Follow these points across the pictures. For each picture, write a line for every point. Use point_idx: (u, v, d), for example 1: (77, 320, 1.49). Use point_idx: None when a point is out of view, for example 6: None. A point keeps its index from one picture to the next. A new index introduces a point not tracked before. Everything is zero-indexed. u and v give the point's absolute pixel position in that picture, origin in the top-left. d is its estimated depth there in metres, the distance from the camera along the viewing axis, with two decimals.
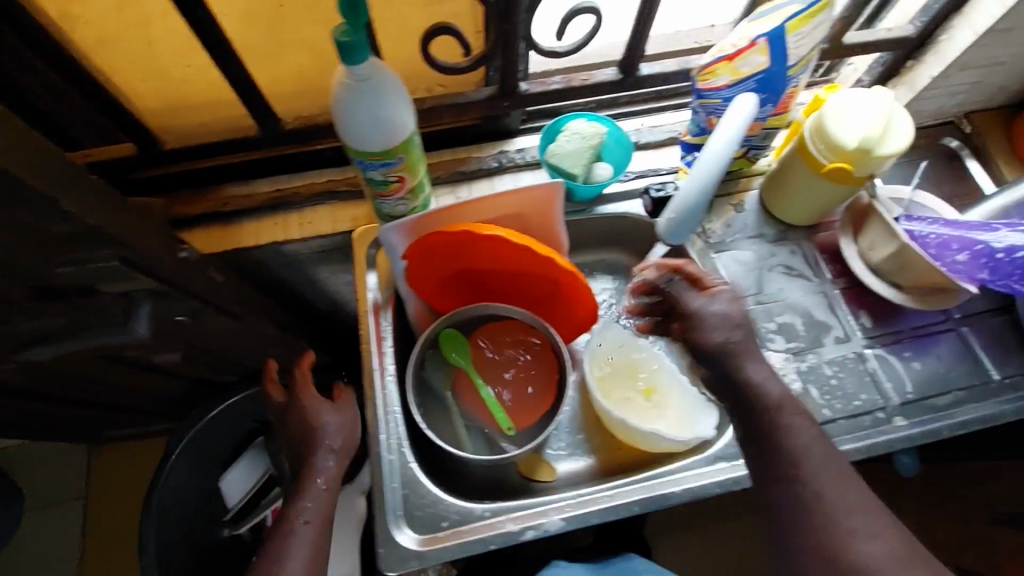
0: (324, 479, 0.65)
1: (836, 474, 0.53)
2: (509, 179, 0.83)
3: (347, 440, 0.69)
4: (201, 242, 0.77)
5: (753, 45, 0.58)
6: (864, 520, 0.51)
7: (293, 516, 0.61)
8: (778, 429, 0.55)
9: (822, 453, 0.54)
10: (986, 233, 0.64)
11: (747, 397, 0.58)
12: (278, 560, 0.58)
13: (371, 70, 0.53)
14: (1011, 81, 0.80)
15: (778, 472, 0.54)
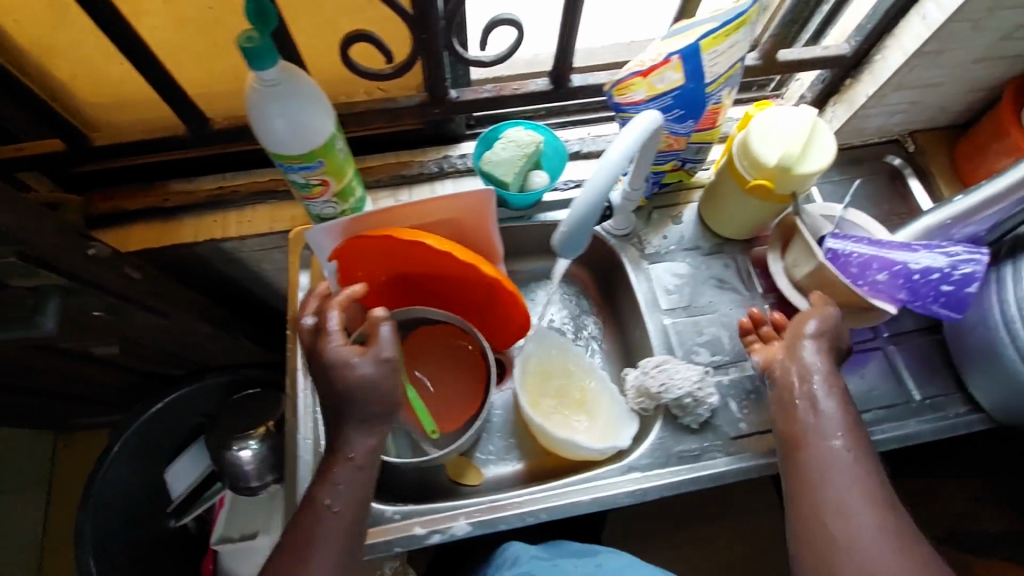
0: (359, 452, 0.60)
1: (855, 451, 0.59)
2: (451, 184, 0.84)
3: (383, 402, 0.60)
4: (140, 237, 0.78)
5: (666, 62, 0.58)
6: (874, 494, 0.57)
7: (321, 500, 0.58)
8: (822, 406, 0.61)
9: (853, 436, 0.60)
10: (904, 254, 0.66)
11: (806, 370, 0.63)
12: (312, 523, 0.57)
13: (282, 74, 0.54)
14: (951, 102, 0.81)
15: (805, 434, 0.61)
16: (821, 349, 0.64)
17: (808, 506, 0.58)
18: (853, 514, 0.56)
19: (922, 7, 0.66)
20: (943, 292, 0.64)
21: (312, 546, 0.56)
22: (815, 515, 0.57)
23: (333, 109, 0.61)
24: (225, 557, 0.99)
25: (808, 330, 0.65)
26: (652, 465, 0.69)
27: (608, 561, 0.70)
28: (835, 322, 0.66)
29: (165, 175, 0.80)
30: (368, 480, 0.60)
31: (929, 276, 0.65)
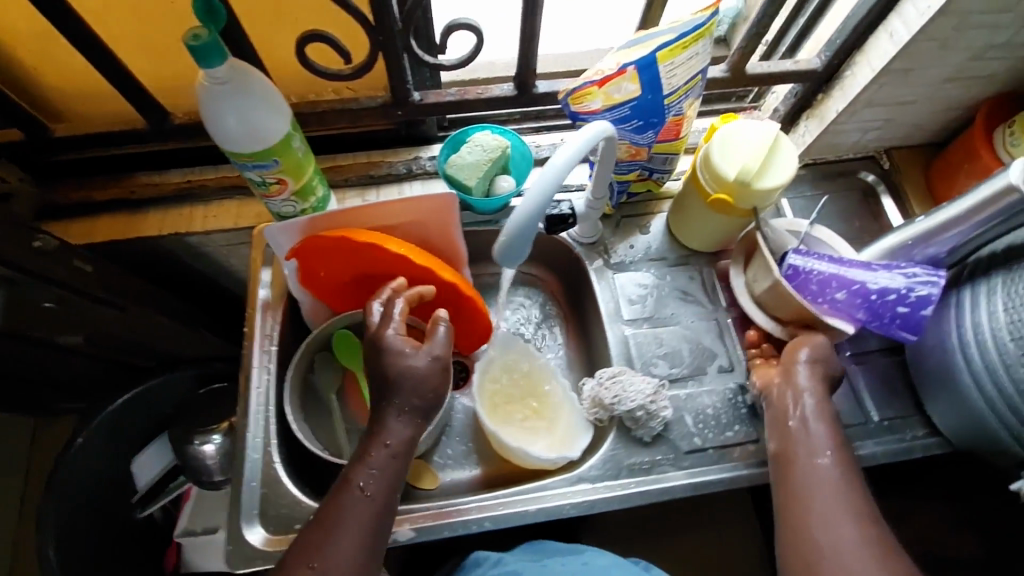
0: (395, 435, 0.60)
1: (846, 469, 0.59)
2: (419, 186, 0.83)
3: (433, 391, 0.61)
4: (105, 228, 0.78)
5: (623, 72, 0.58)
6: (863, 509, 0.57)
7: (355, 482, 0.58)
8: (814, 423, 0.62)
9: (843, 455, 0.60)
10: (863, 273, 0.65)
11: (797, 387, 0.64)
12: (336, 516, 0.56)
13: (231, 72, 0.54)
14: (926, 120, 0.80)
15: (797, 450, 0.61)
16: (818, 369, 0.64)
17: (797, 522, 0.57)
18: (841, 530, 0.55)
19: (889, 24, 0.65)
20: (899, 313, 0.64)
21: (339, 526, 0.56)
22: (803, 530, 0.57)
23: (289, 108, 0.61)
24: (189, 551, 1.00)
25: (801, 355, 0.65)
26: (603, 476, 0.69)
27: (595, 560, 0.69)
28: (829, 350, 0.66)
29: (133, 167, 0.79)
30: (403, 468, 0.60)
31: (886, 296, 0.64)
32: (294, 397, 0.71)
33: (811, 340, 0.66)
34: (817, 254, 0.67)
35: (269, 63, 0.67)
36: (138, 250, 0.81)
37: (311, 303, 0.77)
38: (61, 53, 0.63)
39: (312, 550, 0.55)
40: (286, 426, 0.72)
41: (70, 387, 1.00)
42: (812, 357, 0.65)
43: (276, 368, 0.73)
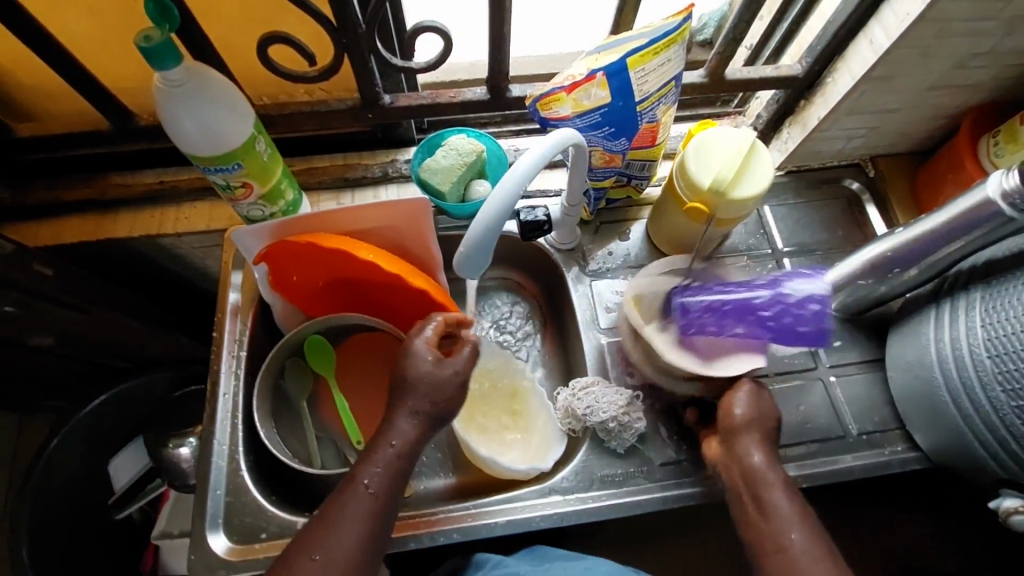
0: (400, 434, 0.58)
1: (822, 548, 0.55)
2: (395, 189, 0.82)
3: (445, 396, 0.59)
4: (74, 229, 0.77)
5: (591, 78, 0.57)
6: None
7: (360, 478, 0.56)
8: (775, 501, 0.58)
9: (813, 535, 0.56)
10: (746, 303, 0.64)
11: (756, 474, 0.60)
12: (334, 525, 0.53)
13: (187, 74, 0.53)
14: (911, 128, 0.78)
15: (768, 539, 0.56)
16: (753, 437, 0.61)
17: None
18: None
19: (869, 31, 0.63)
20: (800, 330, 0.62)
21: (338, 525, 0.53)
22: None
23: (253, 111, 0.59)
24: (167, 553, 0.99)
25: (731, 421, 0.62)
26: (574, 488, 0.68)
27: (597, 567, 0.66)
28: (761, 402, 0.63)
29: (104, 167, 0.78)
30: (406, 469, 0.58)
31: (777, 315, 0.63)
32: (263, 403, 0.70)
33: (732, 398, 0.63)
34: (703, 297, 0.65)
35: (235, 63, 0.66)
36: (110, 251, 0.80)
37: (283, 307, 0.76)
38: (18, 53, 0.62)
39: (313, 539, 0.52)
40: (254, 432, 0.71)
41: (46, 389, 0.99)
42: (747, 419, 0.62)
43: (246, 374, 0.72)
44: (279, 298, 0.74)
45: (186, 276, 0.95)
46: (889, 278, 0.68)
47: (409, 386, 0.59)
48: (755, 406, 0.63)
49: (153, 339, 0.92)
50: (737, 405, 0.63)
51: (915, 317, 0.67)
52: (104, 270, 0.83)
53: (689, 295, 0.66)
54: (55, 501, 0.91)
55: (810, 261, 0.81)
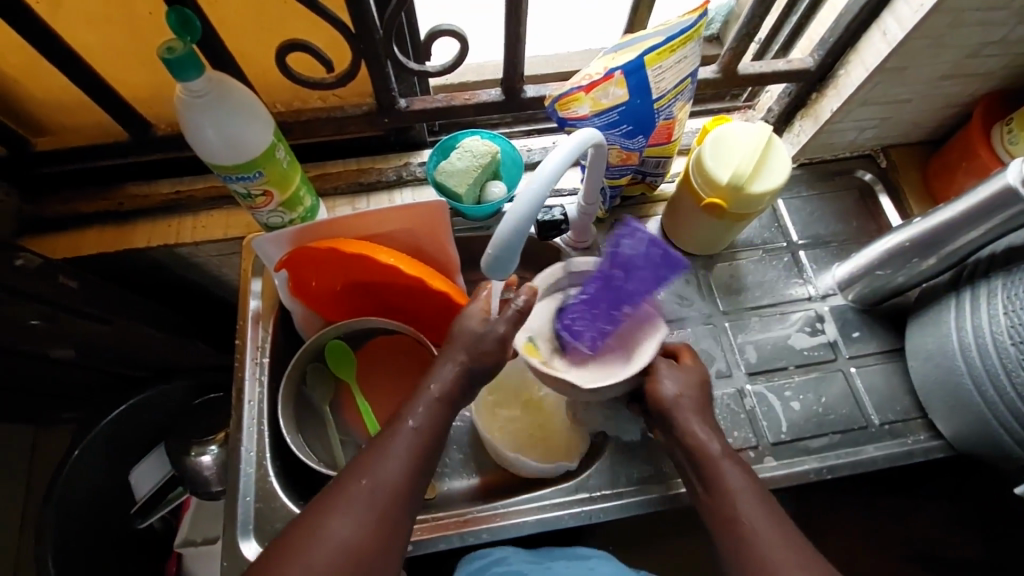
0: (442, 380, 0.57)
1: (773, 517, 0.54)
2: (409, 193, 0.82)
3: (489, 347, 0.58)
4: (92, 241, 0.77)
5: (609, 77, 0.57)
6: (796, 558, 0.51)
7: (406, 417, 0.55)
8: (722, 475, 0.57)
9: (762, 505, 0.55)
10: (608, 287, 0.63)
11: (696, 453, 0.59)
12: (381, 455, 0.53)
13: (209, 85, 0.53)
14: (923, 118, 0.79)
15: (721, 515, 0.56)
16: (694, 415, 0.61)
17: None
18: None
19: (882, 22, 0.64)
20: (654, 261, 0.60)
21: (383, 457, 0.53)
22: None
23: (273, 120, 0.60)
24: (190, 560, 0.99)
25: (663, 401, 0.62)
26: (600, 486, 0.68)
27: (602, 567, 0.66)
28: (687, 377, 0.63)
29: (121, 178, 0.78)
30: (449, 413, 0.57)
31: (636, 275, 0.61)
32: (288, 410, 0.70)
33: (656, 377, 0.63)
34: (572, 312, 0.66)
35: (251, 72, 0.67)
36: (129, 262, 0.80)
37: (303, 313, 0.76)
38: (38, 67, 0.63)
39: (362, 465, 0.53)
40: (279, 438, 0.71)
41: (64, 401, 0.99)
42: (678, 397, 0.61)
43: (269, 382, 0.73)
44: (299, 304, 0.75)
45: (202, 284, 0.96)
46: (907, 267, 0.68)
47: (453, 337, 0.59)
48: (682, 382, 0.63)
49: (171, 348, 0.93)
50: (662, 384, 0.62)
51: (935, 306, 0.68)
52: (122, 279, 0.83)
53: (564, 317, 0.66)
54: (79, 512, 0.91)
55: (825, 253, 0.81)
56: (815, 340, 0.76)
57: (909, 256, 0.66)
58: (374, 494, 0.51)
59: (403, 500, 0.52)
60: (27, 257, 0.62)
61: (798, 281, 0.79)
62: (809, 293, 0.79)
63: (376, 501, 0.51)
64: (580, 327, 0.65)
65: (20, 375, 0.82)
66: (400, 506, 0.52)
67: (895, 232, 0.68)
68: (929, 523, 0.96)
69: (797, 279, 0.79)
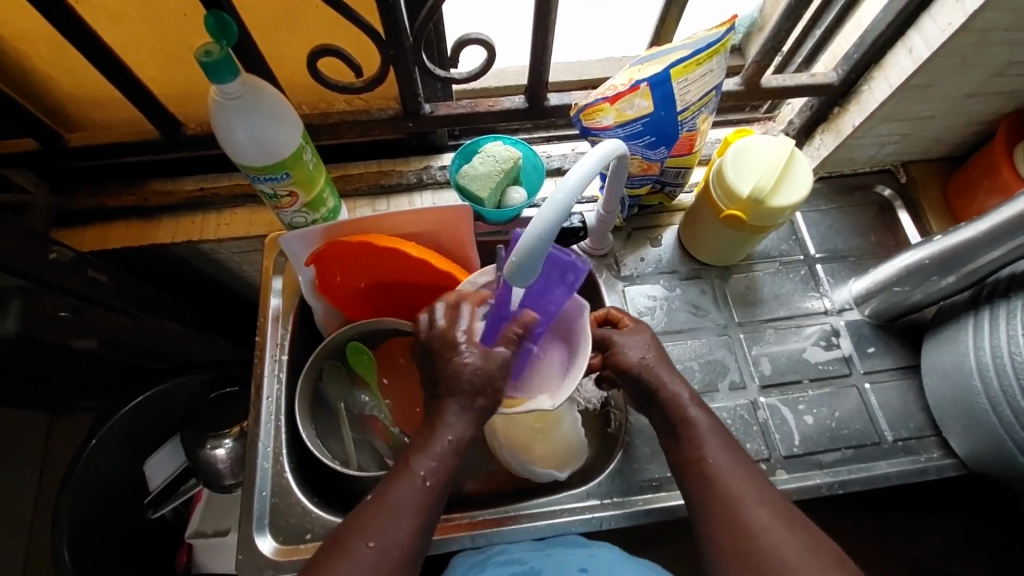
0: (449, 429, 0.55)
1: (737, 456, 0.55)
2: (428, 196, 0.83)
3: (495, 387, 0.57)
4: (116, 235, 0.78)
5: (635, 89, 0.58)
6: (754, 488, 0.53)
7: (415, 469, 0.54)
8: (688, 422, 0.58)
9: (726, 446, 0.56)
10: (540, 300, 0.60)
11: (671, 408, 0.59)
12: (385, 515, 0.51)
13: (243, 87, 0.54)
14: (945, 135, 0.79)
15: (688, 457, 0.56)
16: (670, 373, 0.61)
17: (715, 520, 0.52)
18: (752, 512, 0.51)
19: (908, 40, 0.64)
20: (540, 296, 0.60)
21: (388, 516, 0.51)
22: (723, 526, 0.52)
23: (302, 122, 0.61)
24: (199, 552, 1.00)
25: (628, 366, 0.61)
26: (612, 492, 0.68)
27: (599, 554, 0.65)
28: (646, 341, 0.63)
29: (147, 174, 0.80)
30: (459, 460, 0.56)
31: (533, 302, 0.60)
32: (305, 407, 0.71)
33: (618, 344, 0.63)
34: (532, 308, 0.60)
35: (282, 74, 0.68)
36: (152, 256, 0.82)
37: (324, 310, 0.77)
38: (76, 65, 0.64)
39: (368, 523, 0.51)
40: (295, 434, 0.72)
41: (82, 390, 1.01)
42: (646, 357, 0.61)
43: (286, 379, 0.74)
44: (320, 302, 0.76)
45: (222, 278, 0.97)
46: (926, 285, 0.68)
47: (462, 376, 0.56)
48: (647, 348, 0.62)
49: (189, 341, 0.94)
50: (625, 351, 0.62)
51: (954, 324, 0.68)
52: (143, 272, 0.85)
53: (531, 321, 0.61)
54: (95, 500, 0.93)
55: (842, 267, 0.81)
56: (830, 354, 0.76)
57: (930, 271, 0.66)
58: (380, 557, 0.50)
59: (409, 559, 0.51)
60: (60, 250, 0.63)
61: (814, 294, 0.79)
62: (824, 307, 0.79)
63: (383, 558, 0.50)
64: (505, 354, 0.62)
65: (45, 362, 0.84)
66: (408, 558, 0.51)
67: (915, 251, 0.68)
68: (941, 540, 0.96)
69: (813, 292, 0.79)
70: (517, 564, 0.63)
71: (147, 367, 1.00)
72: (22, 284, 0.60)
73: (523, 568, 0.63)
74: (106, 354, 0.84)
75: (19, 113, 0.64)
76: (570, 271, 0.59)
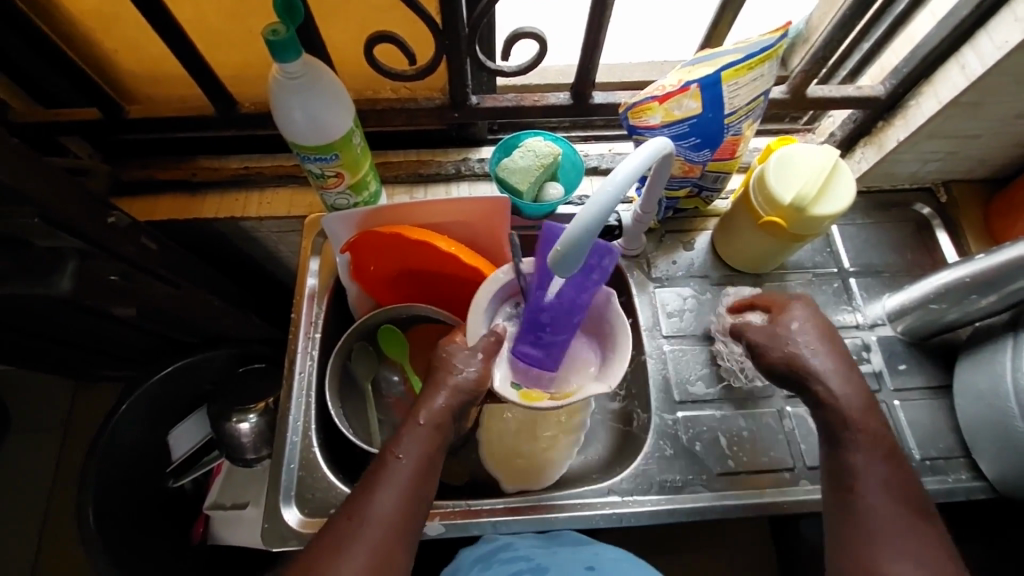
0: (430, 414, 0.57)
1: (895, 499, 0.54)
2: (465, 187, 0.85)
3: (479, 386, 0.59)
4: (162, 208, 0.81)
5: (685, 90, 0.59)
6: (903, 527, 0.53)
7: (393, 450, 0.55)
8: (860, 445, 0.57)
9: (887, 472, 0.55)
10: (560, 297, 0.62)
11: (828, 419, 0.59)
12: (368, 492, 0.53)
13: (304, 68, 0.56)
14: (991, 156, 0.78)
15: (845, 480, 0.56)
16: (816, 354, 0.60)
17: (853, 540, 0.54)
18: (890, 542, 0.52)
19: (962, 56, 0.64)
20: (559, 295, 0.62)
21: (374, 491, 0.53)
22: (853, 549, 0.53)
23: (353, 106, 0.62)
24: (217, 525, 1.02)
25: (780, 361, 0.61)
26: (633, 490, 0.68)
27: (605, 552, 0.66)
28: (812, 335, 0.62)
29: (195, 150, 0.82)
30: (440, 442, 0.57)
31: (551, 309, 0.62)
32: (335, 384, 0.72)
33: (791, 333, 0.62)
34: (556, 308, 0.62)
35: (335, 59, 0.70)
36: (195, 229, 0.84)
37: (358, 294, 0.78)
38: (142, 40, 0.67)
39: (354, 505, 0.52)
40: (324, 411, 0.74)
41: (115, 357, 1.04)
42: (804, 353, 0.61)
43: (318, 356, 0.75)
44: (355, 285, 0.77)
45: (258, 256, 0.99)
46: (964, 304, 0.67)
47: (440, 366, 0.60)
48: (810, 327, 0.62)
49: (224, 316, 0.97)
50: (794, 339, 0.61)
51: (991, 346, 0.67)
52: (186, 245, 0.87)
53: (556, 319, 0.63)
54: (122, 463, 0.95)
55: (876, 282, 0.81)
56: (860, 368, 0.75)
57: (984, 287, 0.64)
58: (365, 529, 0.51)
59: (396, 534, 0.52)
60: (117, 215, 0.65)
61: (847, 308, 0.79)
62: (856, 321, 0.78)
63: (371, 535, 0.51)
64: (529, 350, 0.64)
65: (87, 326, 0.87)
66: (402, 534, 0.52)
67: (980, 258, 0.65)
68: None
69: (845, 306, 0.79)
70: (523, 561, 0.64)
71: (179, 339, 1.02)
72: (82, 246, 0.63)
73: (529, 565, 0.63)
74: (145, 322, 0.87)
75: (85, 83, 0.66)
76: (604, 256, 0.61)
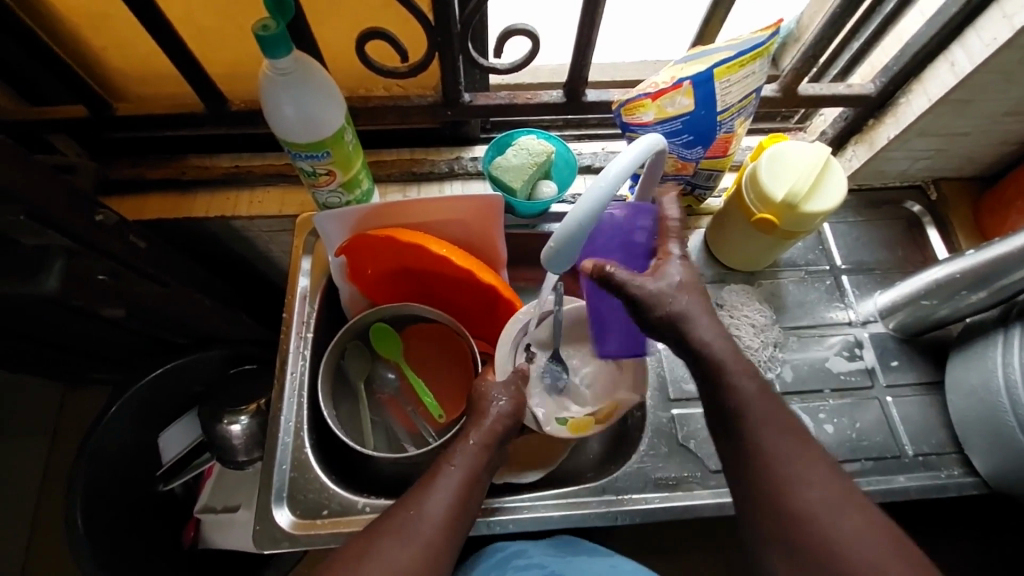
0: (478, 434, 0.58)
1: (792, 437, 0.50)
2: (458, 185, 0.84)
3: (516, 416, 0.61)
4: (150, 206, 0.80)
5: (677, 87, 0.59)
6: (807, 468, 0.48)
7: (447, 460, 0.56)
8: (743, 394, 0.52)
9: (780, 425, 0.50)
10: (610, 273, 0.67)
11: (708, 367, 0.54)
12: (423, 493, 0.53)
13: (294, 64, 0.55)
14: (979, 153, 0.79)
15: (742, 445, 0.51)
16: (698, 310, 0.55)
17: (763, 500, 0.48)
18: (804, 490, 0.47)
19: (951, 54, 0.64)
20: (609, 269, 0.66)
21: (427, 492, 0.53)
22: (769, 518, 0.48)
23: (345, 103, 0.62)
24: (209, 528, 1.01)
25: (661, 317, 0.55)
26: (628, 489, 0.68)
27: (622, 565, 0.64)
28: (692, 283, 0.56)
29: (185, 149, 0.81)
30: (489, 462, 0.57)
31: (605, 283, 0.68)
32: (327, 383, 0.71)
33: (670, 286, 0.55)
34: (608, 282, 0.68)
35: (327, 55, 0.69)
36: (185, 228, 0.83)
37: (350, 293, 0.78)
38: (128, 38, 0.66)
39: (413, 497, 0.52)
40: (316, 411, 0.73)
41: (104, 359, 1.03)
42: (677, 303, 0.55)
43: (310, 356, 0.74)
44: (347, 284, 0.76)
45: (250, 256, 0.99)
46: (954, 300, 0.68)
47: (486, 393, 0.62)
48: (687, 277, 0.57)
49: (214, 316, 0.96)
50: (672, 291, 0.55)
51: (982, 340, 0.67)
52: (176, 244, 0.86)
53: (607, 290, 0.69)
54: (111, 466, 0.94)
55: (868, 279, 0.81)
56: (853, 365, 0.75)
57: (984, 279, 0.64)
58: (419, 525, 0.50)
59: (445, 538, 0.50)
60: (106, 213, 0.65)
61: (839, 305, 0.79)
62: (849, 318, 0.79)
63: (422, 532, 0.50)
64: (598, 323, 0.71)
65: (75, 327, 0.86)
66: (448, 541, 0.51)
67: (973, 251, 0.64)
68: (951, 561, 0.96)
69: (838, 303, 0.79)
70: (538, 567, 0.62)
71: (170, 341, 1.01)
72: (69, 243, 0.62)
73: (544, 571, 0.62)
74: (134, 322, 0.86)
75: (72, 81, 0.66)
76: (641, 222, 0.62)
